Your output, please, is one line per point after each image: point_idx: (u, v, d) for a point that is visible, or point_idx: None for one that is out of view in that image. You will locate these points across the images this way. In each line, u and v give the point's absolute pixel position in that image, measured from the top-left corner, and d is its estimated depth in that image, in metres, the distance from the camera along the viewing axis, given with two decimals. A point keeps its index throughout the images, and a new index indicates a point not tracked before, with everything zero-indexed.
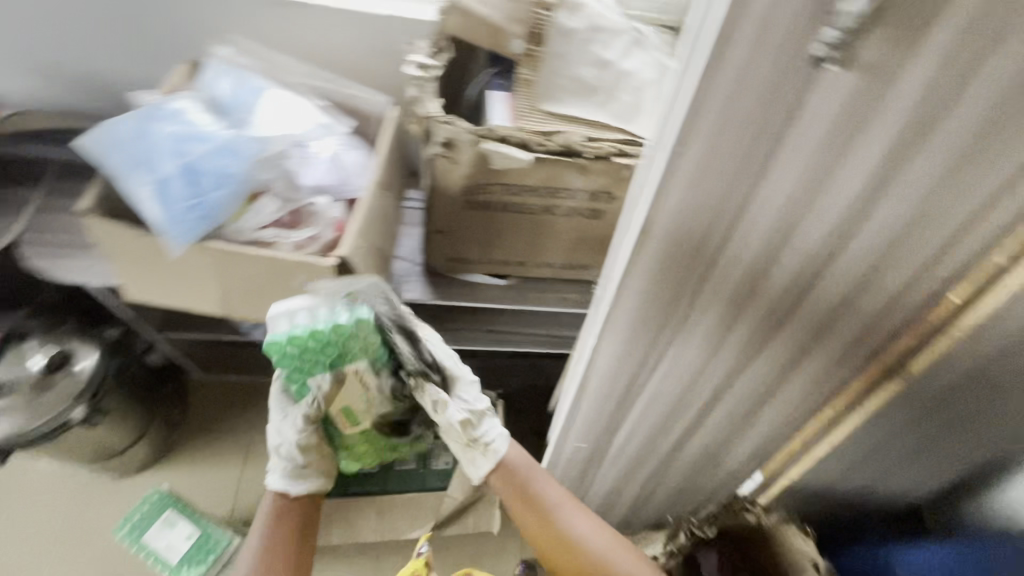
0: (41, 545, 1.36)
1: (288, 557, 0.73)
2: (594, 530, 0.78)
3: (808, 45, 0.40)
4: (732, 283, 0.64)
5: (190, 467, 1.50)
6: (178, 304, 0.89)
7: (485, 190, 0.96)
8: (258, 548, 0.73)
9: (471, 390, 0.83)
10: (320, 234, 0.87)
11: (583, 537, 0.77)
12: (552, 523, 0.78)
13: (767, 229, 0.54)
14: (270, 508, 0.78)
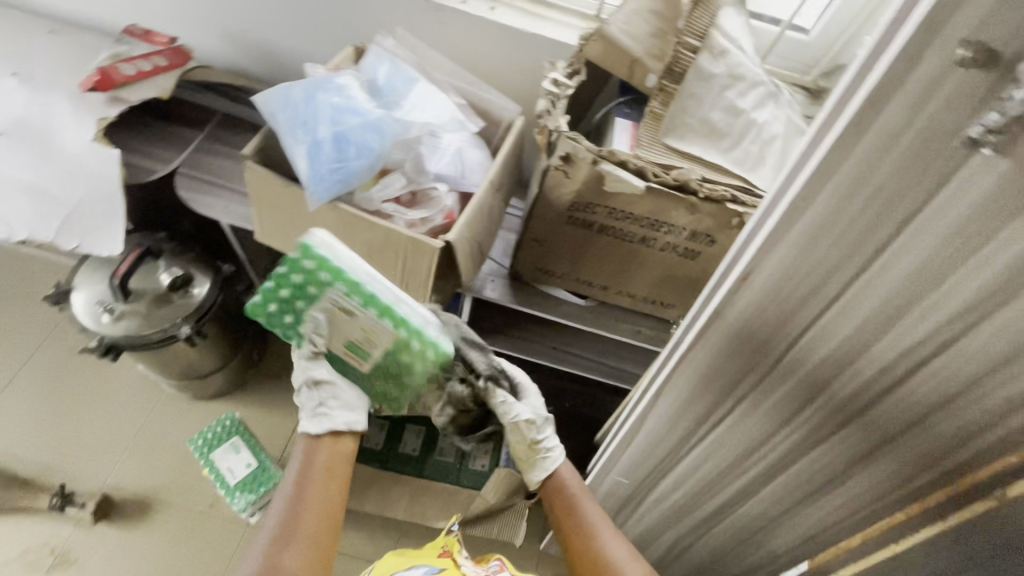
0: (118, 442, 1.51)
1: (317, 496, 0.74)
2: (628, 559, 0.77)
3: (967, 126, 0.42)
4: (830, 349, 0.62)
5: (254, 406, 1.62)
6: (296, 253, 0.99)
7: (589, 208, 0.99)
8: (290, 488, 0.73)
9: (536, 397, 0.88)
10: (433, 217, 0.94)
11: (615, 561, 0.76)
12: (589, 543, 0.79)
13: (886, 296, 0.54)
14: (305, 447, 0.79)
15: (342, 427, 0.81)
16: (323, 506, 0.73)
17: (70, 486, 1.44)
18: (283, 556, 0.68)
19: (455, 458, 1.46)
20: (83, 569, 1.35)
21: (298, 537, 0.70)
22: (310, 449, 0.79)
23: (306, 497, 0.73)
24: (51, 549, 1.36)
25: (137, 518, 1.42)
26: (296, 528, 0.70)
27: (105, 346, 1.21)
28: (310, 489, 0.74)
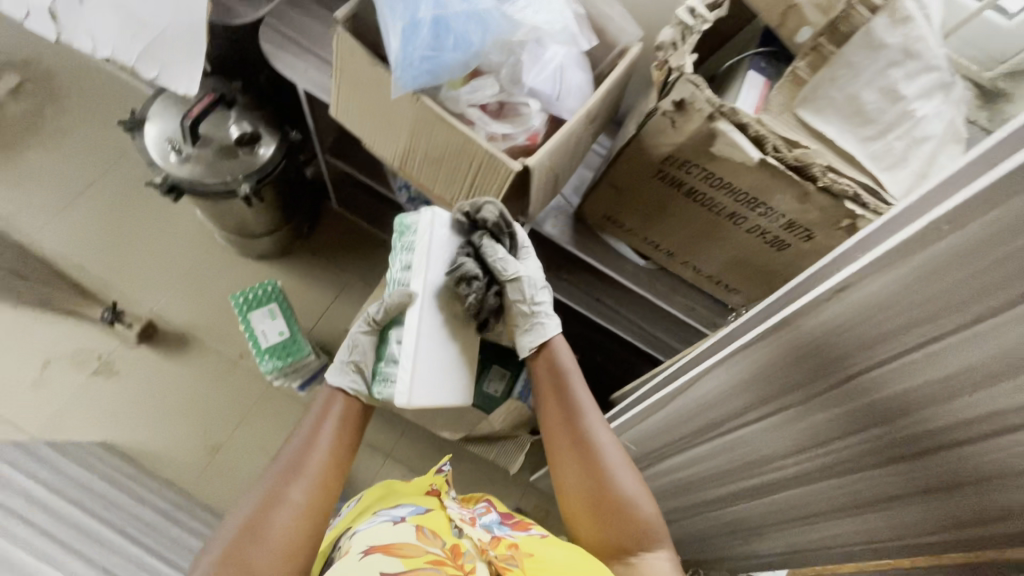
0: (168, 277, 1.59)
1: (327, 441, 0.79)
2: (611, 445, 0.78)
3: None
4: (905, 397, 0.54)
5: (294, 277, 1.67)
6: (365, 136, 0.93)
7: (684, 167, 0.89)
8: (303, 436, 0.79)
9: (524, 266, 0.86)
10: (516, 135, 0.86)
11: (599, 449, 0.77)
12: (576, 424, 0.79)
13: (1001, 365, 0.45)
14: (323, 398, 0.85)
15: (351, 389, 0.84)
16: (331, 450, 0.78)
17: (121, 303, 1.53)
18: (289, 489, 0.73)
19: None
20: (125, 381, 1.48)
21: (306, 476, 0.74)
22: (328, 403, 0.83)
23: (315, 445, 0.77)
24: (98, 355, 1.48)
25: (175, 348, 1.53)
26: (306, 469, 0.75)
27: (168, 184, 1.20)
28: (322, 437, 0.79)
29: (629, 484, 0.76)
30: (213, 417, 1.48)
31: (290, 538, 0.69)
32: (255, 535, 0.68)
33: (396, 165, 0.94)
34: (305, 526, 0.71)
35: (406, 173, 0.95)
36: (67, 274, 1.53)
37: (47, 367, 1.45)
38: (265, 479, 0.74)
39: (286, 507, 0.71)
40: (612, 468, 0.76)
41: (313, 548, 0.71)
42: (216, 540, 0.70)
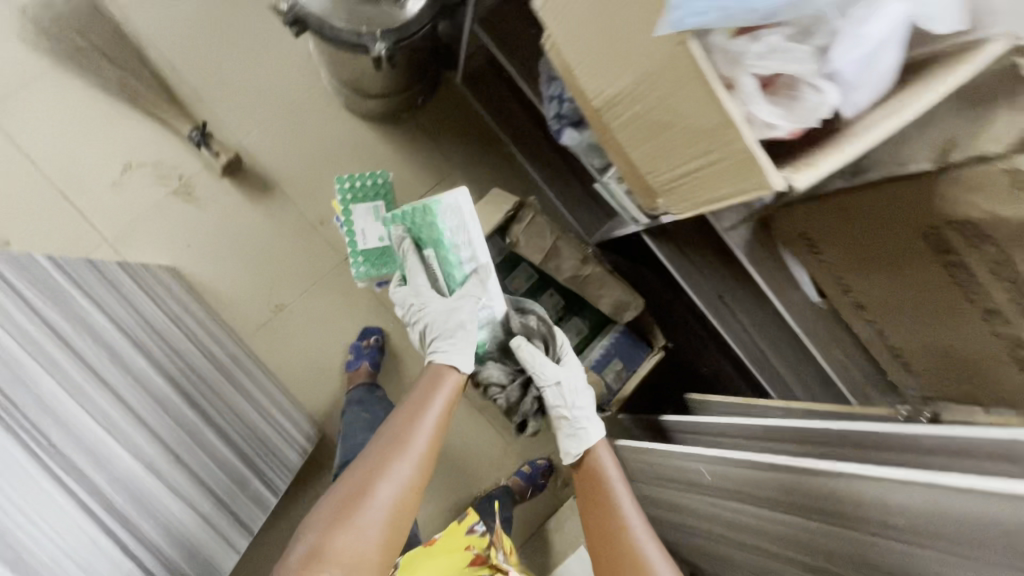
0: (263, 109, 1.42)
1: (432, 425, 0.88)
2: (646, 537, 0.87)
3: None
4: None
5: (393, 152, 1.48)
6: (575, 52, 0.70)
7: (985, 245, 0.67)
8: (402, 417, 0.88)
9: (554, 370, 1.01)
10: (779, 128, 0.61)
11: (637, 537, 0.86)
12: (612, 510, 0.90)
13: None
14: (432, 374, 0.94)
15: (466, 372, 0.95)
16: (432, 431, 0.88)
17: (210, 125, 1.38)
18: (395, 466, 0.83)
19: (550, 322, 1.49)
20: (202, 211, 1.38)
21: (410, 453, 0.84)
22: (440, 370, 0.94)
23: (419, 430, 0.87)
24: (179, 175, 1.37)
25: (256, 192, 1.41)
26: (409, 450, 0.84)
27: (294, 16, 0.98)
28: (427, 420, 0.88)
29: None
30: (281, 276, 1.41)
31: (393, 508, 0.81)
32: (360, 504, 0.79)
33: (597, 97, 0.70)
34: (404, 500, 0.82)
35: (606, 113, 0.71)
36: (159, 73, 1.36)
37: (128, 171, 1.35)
38: (368, 454, 0.84)
39: (391, 483, 0.82)
40: (653, 569, 0.83)
41: (407, 521, 0.83)
42: (324, 499, 0.81)
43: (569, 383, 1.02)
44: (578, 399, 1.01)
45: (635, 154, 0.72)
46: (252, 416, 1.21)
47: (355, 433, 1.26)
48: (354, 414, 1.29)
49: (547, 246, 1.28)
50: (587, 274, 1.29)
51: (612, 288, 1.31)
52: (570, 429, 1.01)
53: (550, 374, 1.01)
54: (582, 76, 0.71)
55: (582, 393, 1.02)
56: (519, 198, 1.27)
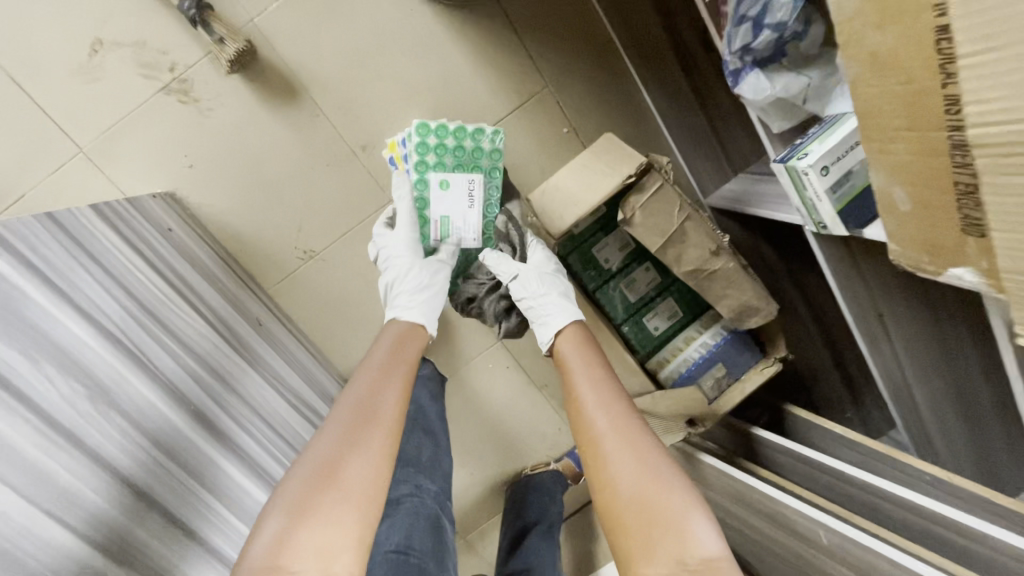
0: None
1: (398, 391, 0.70)
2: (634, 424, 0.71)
3: None
4: None
5: (460, 54, 1.08)
6: (970, 54, 0.38)
7: None
8: (368, 379, 0.70)
9: (510, 262, 0.96)
10: None
11: (621, 428, 0.70)
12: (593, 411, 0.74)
13: None
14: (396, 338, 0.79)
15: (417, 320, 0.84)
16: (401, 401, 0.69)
17: None
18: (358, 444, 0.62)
19: (637, 300, 1.17)
20: (204, 119, 1.02)
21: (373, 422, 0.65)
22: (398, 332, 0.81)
23: (382, 394, 0.68)
24: (170, 64, 0.98)
25: (279, 99, 1.03)
26: (377, 416, 0.65)
27: None
28: (387, 387, 0.69)
29: (632, 479, 0.64)
30: (311, 215, 1.10)
31: (364, 486, 0.60)
32: (327, 481, 0.58)
33: (967, 167, 0.43)
34: (371, 470, 0.61)
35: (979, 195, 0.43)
36: None
37: (99, 52, 0.96)
38: (333, 423, 0.64)
39: (364, 456, 0.62)
40: (655, 464, 0.65)
41: (382, 500, 0.61)
42: (290, 472, 0.60)
43: (534, 270, 0.95)
44: (537, 287, 0.92)
45: (998, 265, 0.45)
46: (284, 380, 1.00)
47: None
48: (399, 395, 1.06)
49: (673, 228, 0.95)
50: (716, 269, 0.98)
51: (742, 288, 1.00)
52: (537, 313, 0.92)
53: (504, 264, 0.96)
54: (951, 111, 0.42)
55: (545, 283, 0.93)
56: (647, 159, 0.91)
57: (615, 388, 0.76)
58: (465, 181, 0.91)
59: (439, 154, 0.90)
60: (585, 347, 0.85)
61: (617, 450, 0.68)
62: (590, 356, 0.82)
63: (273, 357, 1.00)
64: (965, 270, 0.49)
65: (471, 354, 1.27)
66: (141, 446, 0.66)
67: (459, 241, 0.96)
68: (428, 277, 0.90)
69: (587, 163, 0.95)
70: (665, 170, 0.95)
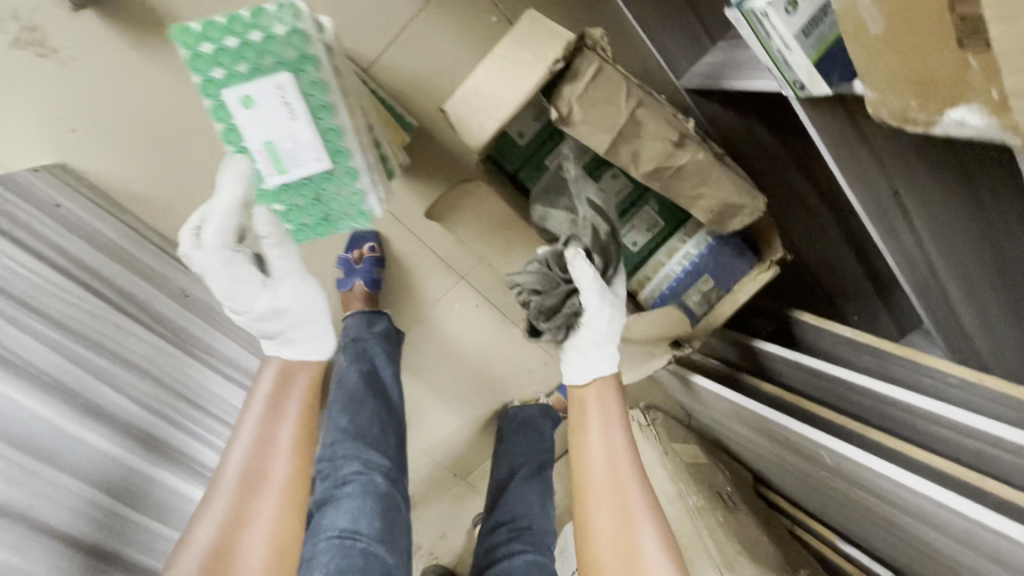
0: None
1: (294, 425, 0.78)
2: (636, 480, 0.76)
3: None
4: None
5: None
6: None
7: None
8: (252, 439, 0.75)
9: (597, 300, 0.84)
10: None
11: (615, 479, 0.76)
12: (587, 459, 0.79)
13: None
14: (277, 375, 0.81)
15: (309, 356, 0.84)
16: (292, 454, 0.76)
17: None
18: (257, 505, 0.70)
19: (607, 214, 1.02)
20: (67, 73, 0.88)
21: (269, 488, 0.72)
22: (289, 365, 0.82)
23: (273, 456, 0.74)
24: (12, 12, 0.83)
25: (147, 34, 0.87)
26: (267, 480, 0.72)
27: None
28: (280, 446, 0.76)
29: (611, 536, 0.73)
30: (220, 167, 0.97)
31: (270, 552, 0.68)
32: (230, 546, 0.66)
33: None
34: (286, 539, 0.70)
35: None
36: None
37: None
38: (221, 496, 0.70)
39: (260, 528, 0.69)
40: (632, 517, 0.74)
41: (298, 539, 0.72)
42: (191, 536, 0.67)
43: (610, 323, 0.85)
44: (604, 327, 0.85)
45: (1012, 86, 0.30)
46: (238, 367, 1.00)
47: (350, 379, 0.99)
48: (354, 357, 1.02)
49: (621, 121, 0.77)
50: (683, 163, 0.80)
51: (720, 184, 0.83)
52: (592, 348, 0.86)
53: (598, 299, 0.84)
54: None
55: (609, 327, 0.85)
56: (576, 35, 0.73)
57: (619, 432, 0.80)
58: (272, 90, 0.64)
59: (222, 65, 0.62)
60: (605, 390, 0.84)
61: (603, 509, 0.75)
62: (607, 404, 0.83)
63: (225, 343, 0.99)
64: (969, 111, 0.35)
65: (434, 297, 1.16)
66: (82, 496, 0.73)
67: (300, 175, 0.70)
68: (279, 305, 0.79)
69: (506, 54, 0.77)
70: (601, 48, 0.76)
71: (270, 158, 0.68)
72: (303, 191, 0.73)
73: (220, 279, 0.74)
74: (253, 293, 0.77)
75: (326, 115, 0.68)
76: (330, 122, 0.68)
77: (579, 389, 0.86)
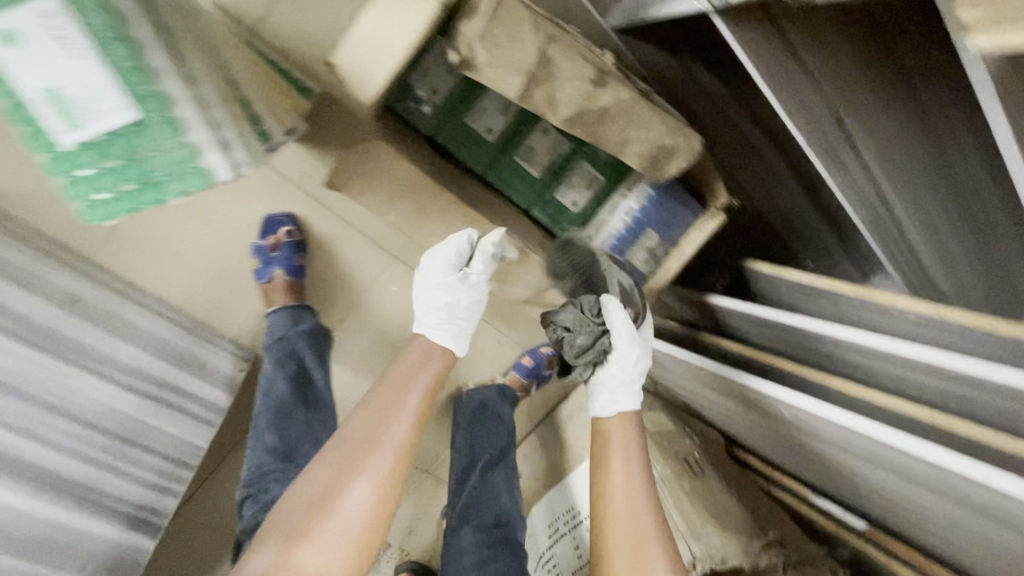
0: None
1: (412, 414, 0.70)
2: (653, 515, 0.81)
3: None
4: None
5: None
6: None
7: None
8: (384, 404, 0.69)
9: (627, 346, 0.91)
10: None
11: (633, 513, 0.81)
12: (609, 488, 0.84)
13: None
14: (420, 354, 0.77)
15: (453, 340, 0.79)
16: (415, 421, 0.70)
17: None
18: (369, 462, 0.65)
19: (542, 173, 0.93)
20: None
21: (382, 445, 0.66)
22: (430, 347, 0.78)
23: (397, 419, 0.68)
24: None
25: None
26: (387, 439, 0.67)
27: None
28: (408, 407, 0.70)
29: (624, 568, 0.77)
30: None
31: (371, 513, 0.63)
32: (327, 506, 0.62)
33: None
34: (381, 515, 0.64)
35: None
36: None
37: None
38: (333, 451, 0.66)
39: (365, 481, 0.64)
40: (648, 553, 0.77)
41: (388, 525, 0.65)
42: (295, 490, 0.64)
43: (635, 371, 0.92)
44: (632, 373, 0.92)
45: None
46: (131, 368, 0.86)
47: (278, 387, 0.93)
48: (279, 360, 0.95)
49: (530, 60, 0.68)
50: (605, 105, 0.72)
51: (649, 126, 0.75)
52: (618, 384, 0.92)
53: (626, 347, 0.91)
54: None
55: (637, 369, 0.92)
56: None
57: (643, 469, 0.85)
58: (40, 22, 0.51)
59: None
60: (626, 426, 0.90)
61: (620, 544, 0.79)
62: (628, 441, 0.88)
63: (113, 341, 0.84)
64: None
65: (369, 280, 1.07)
66: None
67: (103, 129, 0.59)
68: (453, 297, 0.81)
69: None
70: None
71: (55, 112, 0.56)
72: (105, 152, 0.61)
73: (431, 287, 0.81)
74: (446, 279, 0.81)
75: (127, 55, 0.57)
76: (132, 62, 0.58)
77: (602, 421, 0.92)
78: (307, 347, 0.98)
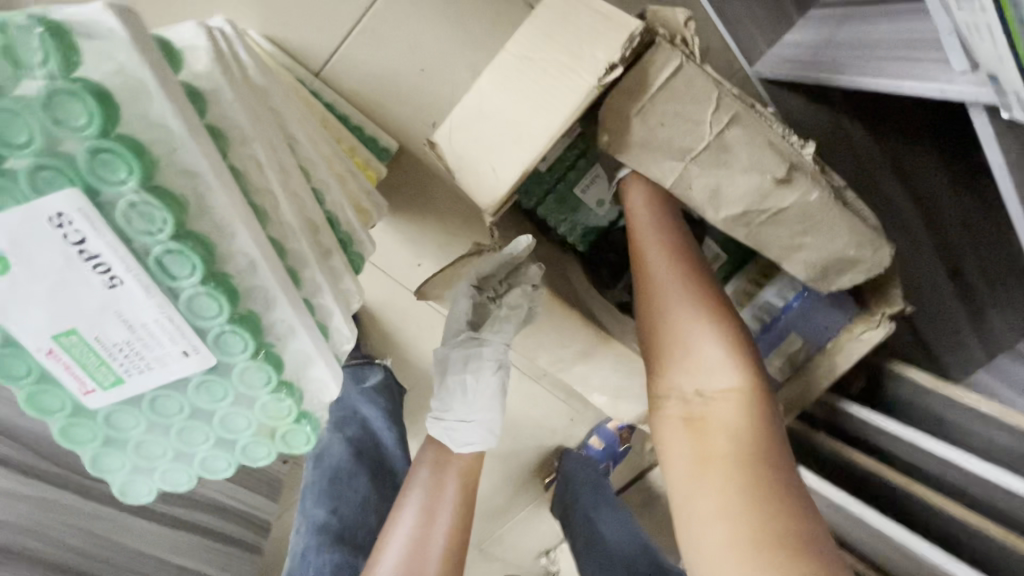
0: None
1: (443, 534, 0.62)
2: (709, 320, 0.57)
3: None
4: None
5: None
6: None
7: None
8: (411, 533, 0.61)
9: None
10: None
11: (683, 315, 0.57)
12: (654, 279, 0.59)
13: None
14: (436, 464, 0.67)
15: (469, 434, 0.67)
16: (449, 547, 0.61)
17: None
18: None
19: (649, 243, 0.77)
20: None
21: None
22: (445, 459, 0.67)
23: (430, 544, 0.61)
24: None
25: None
26: (429, 551, 0.60)
27: None
28: (438, 528, 0.62)
29: (702, 396, 0.56)
30: None
31: None
32: None
33: None
34: None
35: None
36: None
37: None
38: None
39: None
40: (714, 367, 0.56)
41: None
42: None
43: None
44: None
45: None
46: (198, 501, 0.70)
47: (334, 451, 0.77)
48: (339, 423, 0.80)
49: (701, 150, 0.52)
50: (784, 206, 0.55)
51: (831, 232, 0.57)
52: None
53: None
54: None
55: None
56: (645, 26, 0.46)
57: (684, 250, 0.59)
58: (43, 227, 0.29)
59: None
60: (653, 196, 0.61)
61: (709, 350, 0.56)
62: (653, 218, 0.60)
63: None
64: None
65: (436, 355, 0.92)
66: None
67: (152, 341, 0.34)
68: (469, 375, 0.68)
69: (528, 59, 0.50)
70: (683, 40, 0.51)
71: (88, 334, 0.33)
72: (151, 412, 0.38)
73: (447, 367, 0.69)
74: (455, 361, 0.68)
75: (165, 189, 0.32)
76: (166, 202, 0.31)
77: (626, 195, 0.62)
78: (370, 407, 0.81)
